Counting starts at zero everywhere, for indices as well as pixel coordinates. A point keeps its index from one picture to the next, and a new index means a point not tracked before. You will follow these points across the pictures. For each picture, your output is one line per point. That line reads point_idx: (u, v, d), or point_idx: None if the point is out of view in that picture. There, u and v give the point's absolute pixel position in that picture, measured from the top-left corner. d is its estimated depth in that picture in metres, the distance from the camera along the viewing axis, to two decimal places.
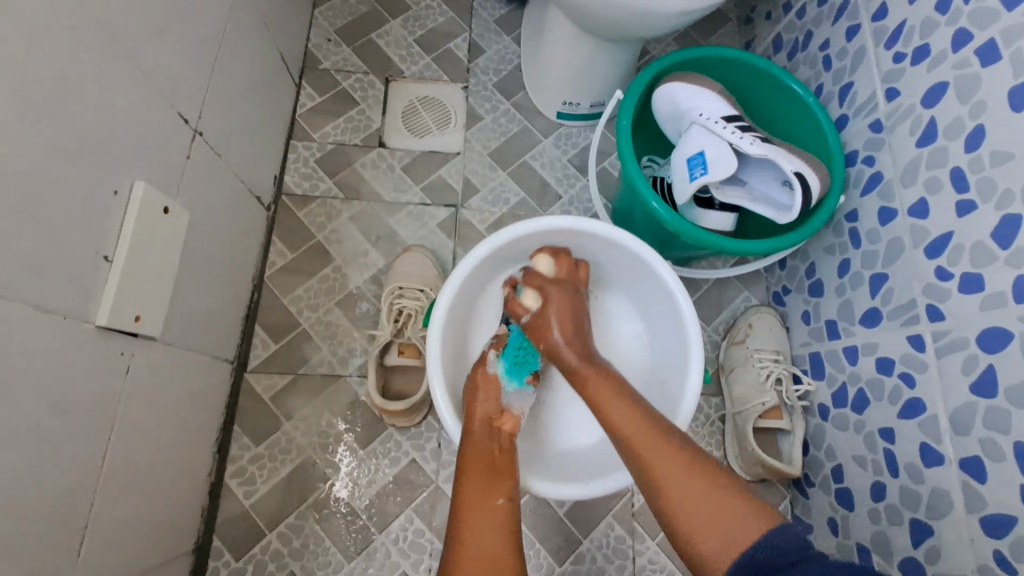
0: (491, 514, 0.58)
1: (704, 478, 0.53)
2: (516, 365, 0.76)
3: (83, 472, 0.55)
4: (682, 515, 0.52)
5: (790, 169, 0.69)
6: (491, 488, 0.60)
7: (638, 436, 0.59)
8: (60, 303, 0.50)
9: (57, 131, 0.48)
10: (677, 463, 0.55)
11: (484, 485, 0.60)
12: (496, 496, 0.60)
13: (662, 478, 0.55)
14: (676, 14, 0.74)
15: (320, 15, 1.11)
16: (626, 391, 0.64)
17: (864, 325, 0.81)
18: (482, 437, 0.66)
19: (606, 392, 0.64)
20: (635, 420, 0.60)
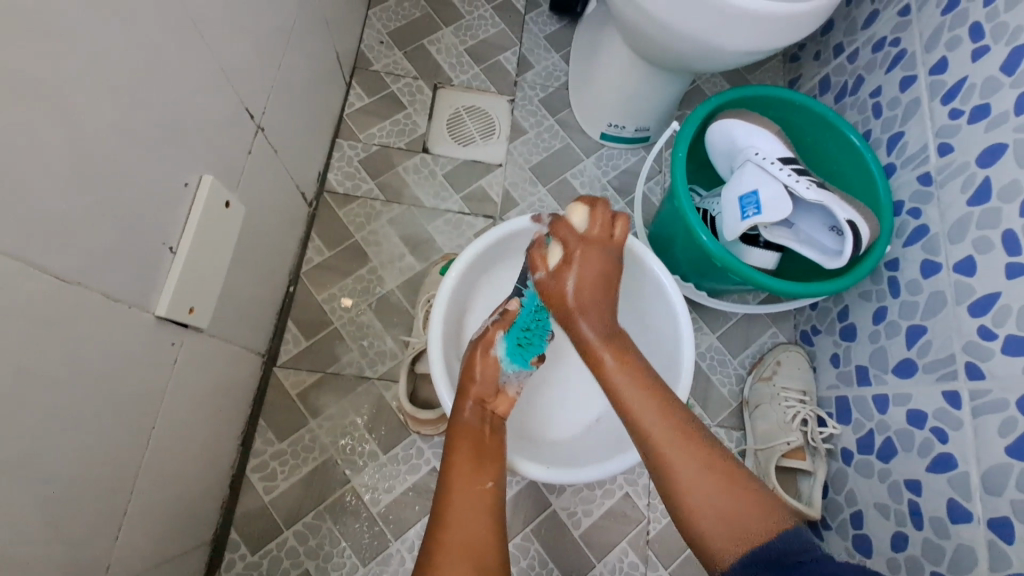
0: (476, 499, 0.57)
1: (726, 479, 0.51)
2: (519, 348, 0.69)
3: (125, 460, 0.56)
4: (695, 506, 0.50)
5: (843, 216, 0.70)
6: (479, 472, 0.59)
7: (655, 426, 0.55)
8: (126, 291, 0.51)
9: (142, 122, 0.49)
10: (691, 454, 0.53)
11: (472, 466, 0.59)
12: (486, 478, 0.59)
13: (678, 471, 0.52)
14: (740, 53, 0.73)
15: (375, 16, 1.12)
16: (644, 369, 0.60)
17: (897, 375, 0.80)
18: (471, 419, 0.63)
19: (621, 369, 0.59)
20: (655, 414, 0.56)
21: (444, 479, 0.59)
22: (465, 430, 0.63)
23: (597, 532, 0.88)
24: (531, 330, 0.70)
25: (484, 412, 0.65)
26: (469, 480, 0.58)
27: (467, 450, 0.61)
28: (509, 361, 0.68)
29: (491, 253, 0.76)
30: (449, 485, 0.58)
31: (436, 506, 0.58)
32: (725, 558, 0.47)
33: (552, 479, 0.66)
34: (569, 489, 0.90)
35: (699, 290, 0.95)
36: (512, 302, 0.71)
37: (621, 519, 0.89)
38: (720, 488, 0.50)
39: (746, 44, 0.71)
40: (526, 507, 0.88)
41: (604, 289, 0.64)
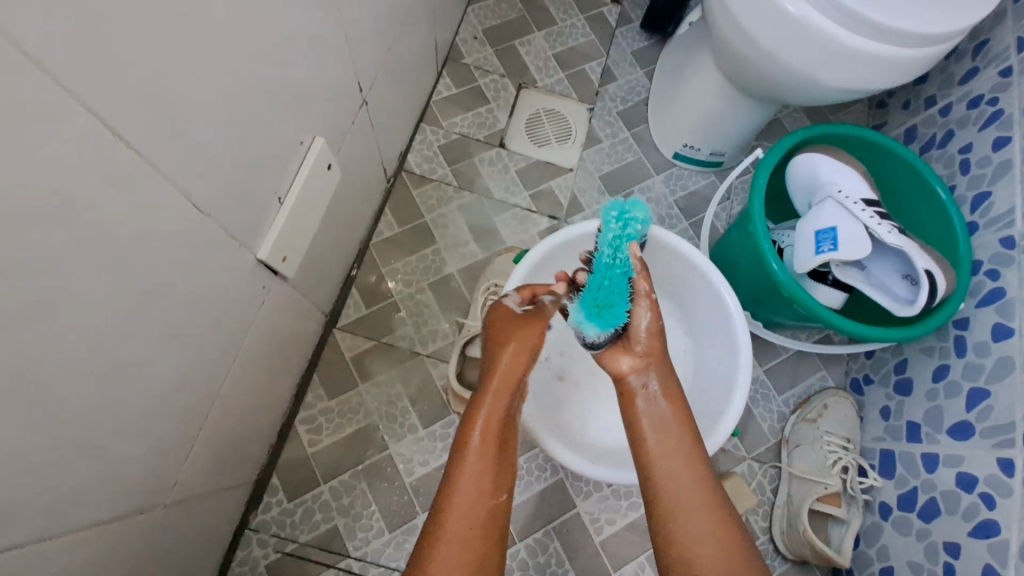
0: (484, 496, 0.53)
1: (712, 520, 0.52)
2: (596, 308, 0.60)
3: (208, 388, 0.60)
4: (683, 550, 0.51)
5: (921, 265, 0.69)
6: (491, 475, 0.54)
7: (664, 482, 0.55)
8: (240, 231, 0.55)
9: (283, 80, 0.53)
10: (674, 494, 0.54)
11: (486, 467, 0.54)
12: (500, 491, 0.54)
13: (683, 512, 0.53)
14: (841, 89, 0.73)
15: (472, 12, 1.16)
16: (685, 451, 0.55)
17: (951, 437, 0.78)
18: (494, 405, 0.57)
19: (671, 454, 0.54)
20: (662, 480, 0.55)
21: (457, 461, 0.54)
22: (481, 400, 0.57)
23: (617, 542, 0.89)
24: (607, 286, 0.59)
25: (512, 392, 0.58)
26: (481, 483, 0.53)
27: (482, 447, 0.55)
28: (587, 325, 0.60)
29: (562, 253, 0.78)
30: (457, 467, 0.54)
31: (441, 496, 0.53)
32: None
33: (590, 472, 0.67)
34: (596, 494, 0.90)
35: (755, 319, 0.95)
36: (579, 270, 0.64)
37: (643, 533, 0.89)
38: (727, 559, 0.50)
39: (847, 82, 0.71)
40: (552, 504, 0.89)
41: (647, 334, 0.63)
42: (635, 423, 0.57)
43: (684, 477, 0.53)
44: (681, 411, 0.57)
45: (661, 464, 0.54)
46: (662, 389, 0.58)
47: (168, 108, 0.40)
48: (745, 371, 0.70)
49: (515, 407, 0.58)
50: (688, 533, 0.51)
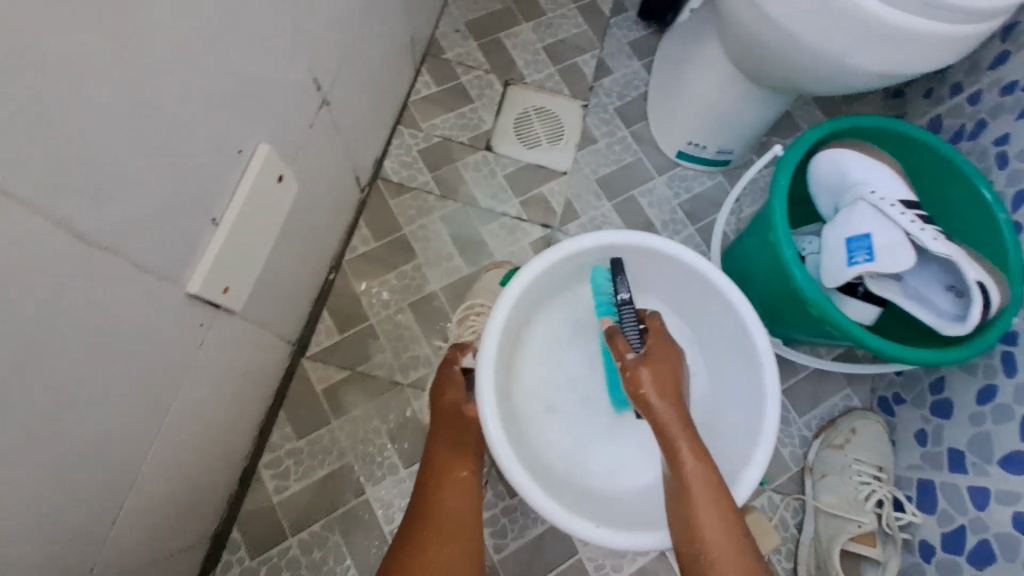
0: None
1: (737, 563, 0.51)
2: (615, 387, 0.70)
3: (132, 449, 0.50)
4: None
5: (972, 277, 0.60)
6: (454, 463, 0.61)
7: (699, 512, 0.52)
8: (159, 261, 0.45)
9: (208, 77, 0.43)
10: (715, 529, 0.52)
11: (447, 458, 0.62)
12: (461, 471, 0.61)
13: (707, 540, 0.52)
14: (875, 75, 0.63)
15: (453, 3, 1.06)
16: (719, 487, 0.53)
17: (1003, 469, 0.69)
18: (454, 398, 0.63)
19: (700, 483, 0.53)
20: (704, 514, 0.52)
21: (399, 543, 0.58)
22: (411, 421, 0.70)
23: None
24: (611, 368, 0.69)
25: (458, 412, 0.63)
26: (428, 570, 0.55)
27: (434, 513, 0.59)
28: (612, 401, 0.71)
29: (560, 269, 0.67)
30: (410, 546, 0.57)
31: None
32: None
33: (591, 537, 0.57)
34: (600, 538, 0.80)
35: (773, 335, 0.85)
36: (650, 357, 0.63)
37: None
38: None
39: (883, 66, 0.61)
40: (550, 551, 0.79)
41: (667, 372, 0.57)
42: (682, 480, 0.54)
43: (718, 528, 0.52)
44: (708, 461, 0.54)
45: (700, 513, 0.52)
46: (692, 447, 0.54)
47: (22, 112, 0.30)
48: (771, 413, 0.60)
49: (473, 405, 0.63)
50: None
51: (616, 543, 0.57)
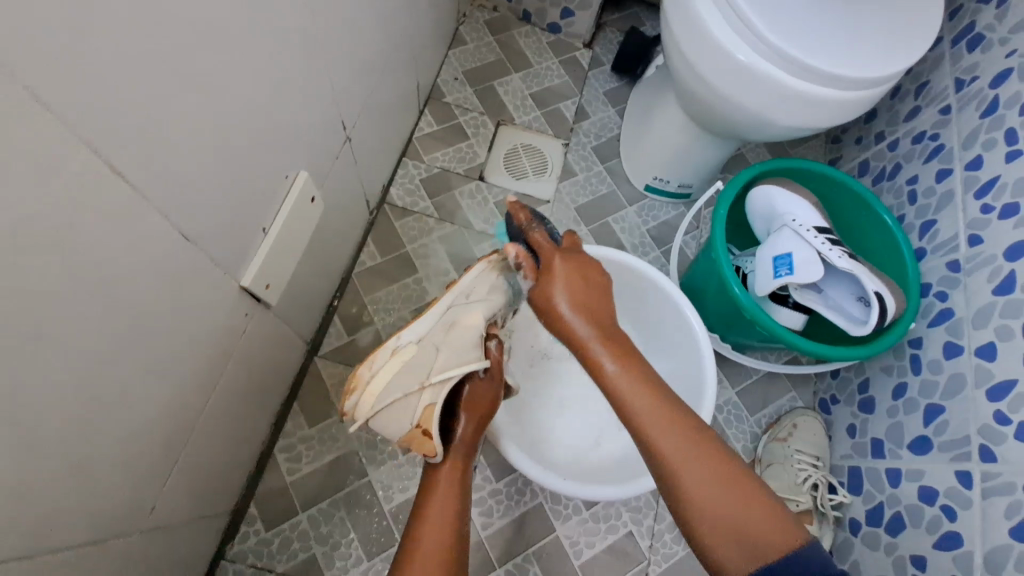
0: (453, 514, 0.63)
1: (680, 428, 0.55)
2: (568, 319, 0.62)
3: (189, 413, 0.61)
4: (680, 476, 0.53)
5: (870, 287, 0.74)
6: (453, 500, 0.64)
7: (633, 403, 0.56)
8: (224, 259, 0.58)
9: (269, 120, 0.57)
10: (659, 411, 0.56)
11: (449, 493, 0.64)
12: (461, 518, 0.63)
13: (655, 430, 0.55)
14: (790, 127, 0.79)
15: (453, 55, 1.23)
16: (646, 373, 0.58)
17: (912, 452, 0.81)
18: (449, 482, 0.65)
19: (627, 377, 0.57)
20: (654, 411, 0.55)
21: (422, 501, 0.64)
22: (473, 398, 0.68)
23: (597, 565, 0.89)
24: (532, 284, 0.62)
25: (475, 421, 0.68)
26: (449, 511, 0.63)
27: (454, 469, 0.67)
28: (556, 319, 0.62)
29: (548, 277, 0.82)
30: (430, 495, 0.64)
31: (413, 527, 0.62)
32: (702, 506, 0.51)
33: (568, 491, 0.69)
34: (575, 518, 0.91)
35: (724, 341, 0.99)
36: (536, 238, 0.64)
37: (622, 557, 0.90)
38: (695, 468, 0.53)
39: (796, 120, 0.78)
40: (531, 529, 0.90)
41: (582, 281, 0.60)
42: (611, 391, 0.58)
43: (668, 434, 0.54)
44: (633, 369, 0.57)
45: (642, 416, 0.55)
46: (615, 359, 0.58)
47: (160, 144, 0.44)
48: (709, 400, 0.75)
49: (460, 457, 0.68)
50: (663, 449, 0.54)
51: (582, 495, 0.70)
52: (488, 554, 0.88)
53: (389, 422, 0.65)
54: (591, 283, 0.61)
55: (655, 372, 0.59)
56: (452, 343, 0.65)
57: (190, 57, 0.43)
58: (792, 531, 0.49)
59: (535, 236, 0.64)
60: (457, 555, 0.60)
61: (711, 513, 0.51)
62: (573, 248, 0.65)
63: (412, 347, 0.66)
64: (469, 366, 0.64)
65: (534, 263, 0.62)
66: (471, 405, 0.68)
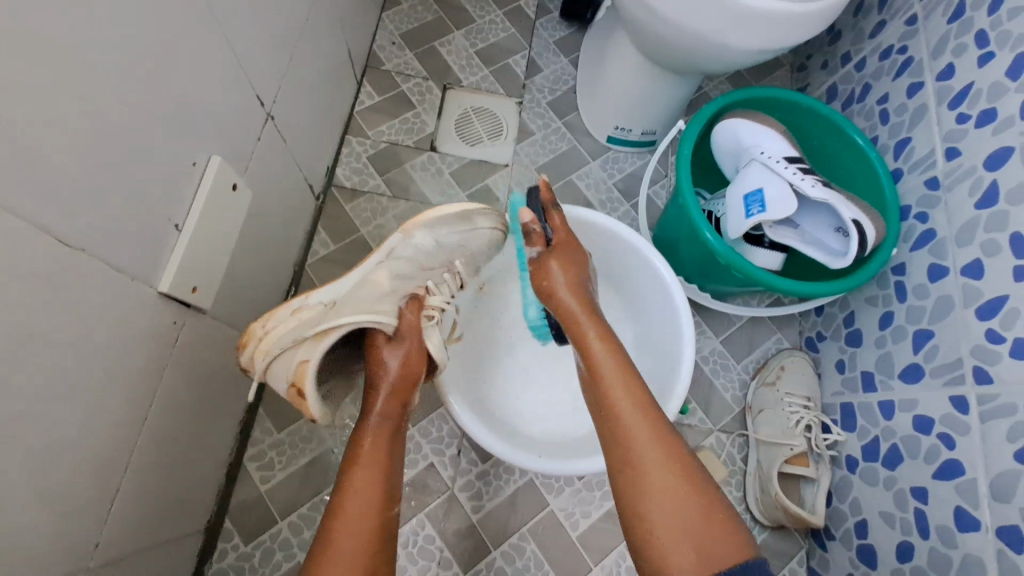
0: (372, 511, 0.56)
1: (654, 430, 0.55)
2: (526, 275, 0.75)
3: (123, 436, 0.56)
4: (646, 463, 0.53)
5: (847, 216, 0.70)
6: (376, 496, 0.57)
7: (625, 419, 0.56)
8: (131, 265, 0.51)
9: (158, 99, 0.50)
10: (639, 418, 0.56)
11: (369, 489, 0.57)
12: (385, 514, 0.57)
13: (631, 433, 0.55)
14: (749, 50, 0.73)
15: (387, 18, 1.14)
16: (637, 382, 0.59)
17: (903, 381, 0.79)
18: (365, 478, 0.57)
19: (617, 388, 0.58)
20: (637, 404, 0.57)
21: (345, 476, 0.58)
22: (396, 374, 0.63)
23: (595, 534, 0.87)
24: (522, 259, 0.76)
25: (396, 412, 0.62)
26: (373, 494, 0.57)
27: (370, 458, 0.59)
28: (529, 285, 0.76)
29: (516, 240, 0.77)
30: (350, 478, 0.57)
31: (334, 506, 0.56)
32: (660, 509, 0.51)
33: (543, 468, 0.65)
34: (568, 489, 0.88)
35: (703, 291, 0.95)
36: (554, 218, 0.69)
37: (620, 522, 0.88)
38: (662, 473, 0.53)
39: (756, 42, 0.71)
40: (524, 507, 0.87)
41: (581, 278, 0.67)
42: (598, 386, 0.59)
43: (650, 446, 0.54)
44: (627, 375, 0.59)
45: (620, 410, 0.57)
46: (608, 365, 0.60)
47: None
48: (687, 360, 0.71)
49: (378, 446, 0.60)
50: (635, 448, 0.54)
51: (558, 472, 0.66)
52: (481, 537, 0.85)
53: (278, 373, 0.62)
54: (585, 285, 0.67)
55: (640, 377, 0.60)
56: (354, 297, 0.64)
57: (22, 24, 0.36)
58: (745, 547, 0.50)
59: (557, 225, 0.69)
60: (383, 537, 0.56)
61: (671, 524, 0.50)
62: (566, 241, 0.69)
63: (318, 304, 0.63)
64: (361, 316, 0.62)
65: (544, 236, 0.69)
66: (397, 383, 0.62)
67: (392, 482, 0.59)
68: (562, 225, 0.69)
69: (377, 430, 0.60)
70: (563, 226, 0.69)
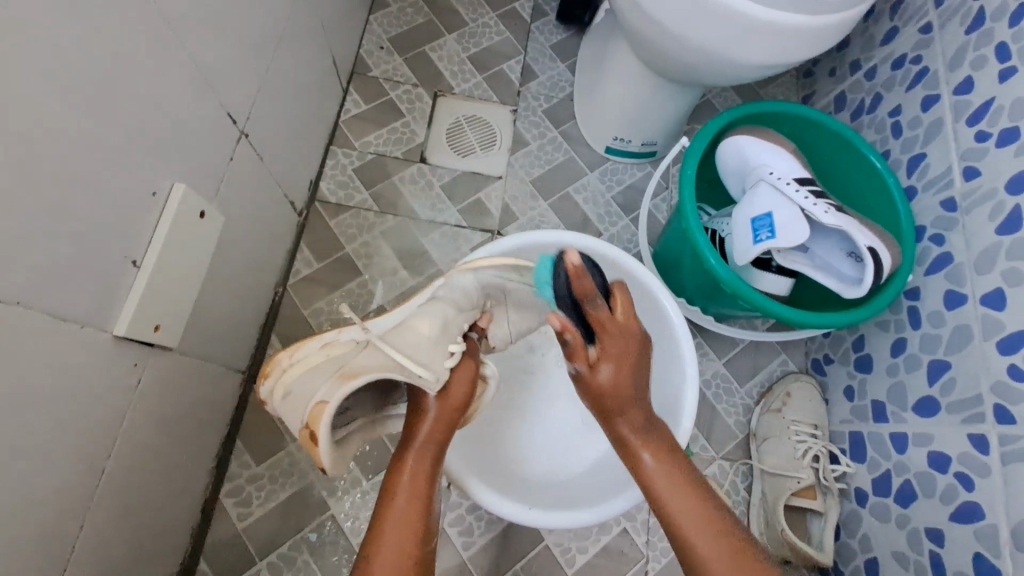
0: (415, 530, 0.49)
1: (714, 521, 0.50)
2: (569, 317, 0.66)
3: (76, 491, 0.51)
4: (700, 549, 0.49)
5: (863, 243, 0.66)
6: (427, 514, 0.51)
7: (683, 513, 0.50)
8: (78, 310, 0.47)
9: (105, 127, 0.45)
10: (694, 511, 0.50)
11: (415, 508, 0.50)
12: (428, 538, 0.50)
13: (682, 520, 0.50)
14: (757, 65, 0.68)
15: (375, 21, 1.08)
16: (691, 474, 0.53)
17: (917, 414, 0.75)
18: (415, 496, 0.51)
19: (669, 482, 0.52)
20: (687, 496, 0.51)
21: (388, 486, 0.52)
22: (451, 395, 0.54)
23: (591, 571, 0.83)
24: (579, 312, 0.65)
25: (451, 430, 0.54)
26: (416, 513, 0.50)
27: (418, 473, 0.52)
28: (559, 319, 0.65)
29: None
30: (391, 494, 0.51)
31: (376, 516, 0.50)
32: None
33: (536, 521, 0.62)
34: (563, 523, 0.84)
35: (705, 314, 0.90)
36: (619, 307, 0.56)
37: (618, 558, 0.83)
38: (723, 560, 0.49)
39: (765, 56, 0.67)
40: (517, 542, 0.82)
41: (635, 371, 0.55)
42: (649, 490, 0.52)
43: (707, 535, 0.49)
44: (681, 476, 0.52)
45: (677, 517, 0.50)
46: (653, 452, 0.53)
47: None
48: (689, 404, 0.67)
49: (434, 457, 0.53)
50: (693, 543, 0.49)
51: (550, 523, 0.62)
52: (472, 575, 0.81)
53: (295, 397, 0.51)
54: (640, 370, 0.56)
55: (696, 471, 0.54)
56: (398, 335, 0.54)
57: None
58: None
59: (595, 315, 0.55)
60: (423, 559, 0.49)
61: None
62: (627, 312, 0.56)
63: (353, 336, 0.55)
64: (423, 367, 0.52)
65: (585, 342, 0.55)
66: (454, 410, 0.54)
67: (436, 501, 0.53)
68: (621, 302, 0.56)
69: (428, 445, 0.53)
70: (617, 299, 0.56)
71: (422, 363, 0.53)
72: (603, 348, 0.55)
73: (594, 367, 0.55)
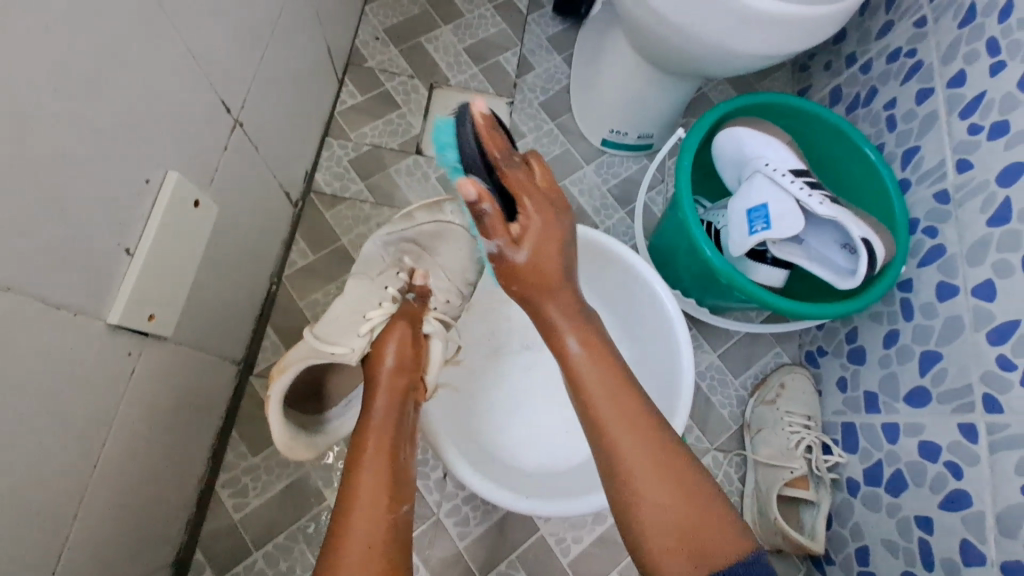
0: (383, 499, 0.50)
1: (655, 446, 0.52)
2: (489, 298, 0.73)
3: (71, 480, 0.51)
4: (634, 468, 0.51)
5: (857, 235, 0.66)
6: (393, 489, 0.52)
7: (614, 428, 0.52)
8: (71, 298, 0.46)
9: (99, 114, 0.45)
10: (635, 430, 0.52)
11: (382, 481, 0.51)
12: (398, 504, 0.51)
13: (620, 442, 0.52)
14: (753, 56, 0.68)
15: (371, 11, 1.07)
16: (639, 397, 0.54)
17: (909, 405, 0.75)
18: (379, 466, 0.52)
19: (611, 400, 0.53)
20: (642, 454, 0.51)
21: (350, 465, 0.52)
22: (397, 364, 0.57)
23: (586, 561, 0.83)
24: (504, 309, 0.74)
25: (404, 404, 0.57)
26: (381, 487, 0.51)
27: (379, 448, 0.53)
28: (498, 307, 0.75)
29: None
30: (357, 470, 0.51)
31: (342, 500, 0.50)
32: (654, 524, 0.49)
33: (533, 509, 0.62)
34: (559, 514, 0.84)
35: (701, 306, 0.91)
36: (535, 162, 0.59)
37: (612, 547, 0.84)
38: (671, 500, 0.50)
39: (761, 47, 0.67)
40: (513, 532, 0.83)
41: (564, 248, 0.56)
42: (582, 392, 0.54)
43: (640, 449, 0.51)
44: (621, 382, 0.54)
45: (612, 428, 0.52)
46: (580, 338, 0.55)
47: None
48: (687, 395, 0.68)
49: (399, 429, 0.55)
50: (624, 451, 0.51)
51: (546, 512, 0.62)
52: (468, 565, 0.81)
53: None
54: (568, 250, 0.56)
55: (631, 370, 0.56)
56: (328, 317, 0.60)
57: None
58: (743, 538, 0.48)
59: (512, 177, 0.56)
60: (399, 534, 0.50)
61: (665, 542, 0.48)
62: (551, 189, 0.58)
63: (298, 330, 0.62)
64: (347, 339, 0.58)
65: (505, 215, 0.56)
66: (395, 374, 0.57)
67: (403, 473, 0.53)
68: (538, 160, 0.59)
69: (385, 421, 0.54)
70: (536, 158, 0.59)
71: (340, 340, 0.58)
72: (535, 190, 0.56)
73: (517, 243, 0.55)
